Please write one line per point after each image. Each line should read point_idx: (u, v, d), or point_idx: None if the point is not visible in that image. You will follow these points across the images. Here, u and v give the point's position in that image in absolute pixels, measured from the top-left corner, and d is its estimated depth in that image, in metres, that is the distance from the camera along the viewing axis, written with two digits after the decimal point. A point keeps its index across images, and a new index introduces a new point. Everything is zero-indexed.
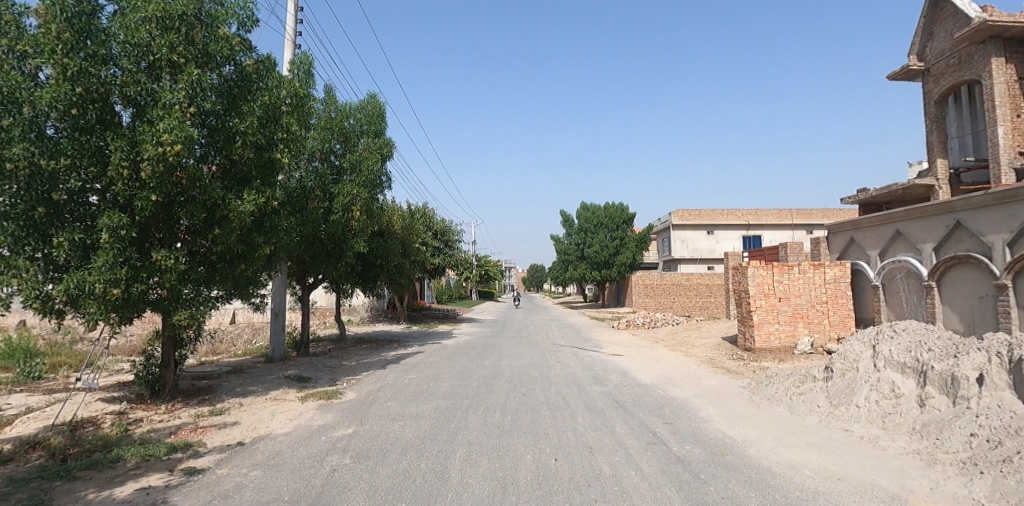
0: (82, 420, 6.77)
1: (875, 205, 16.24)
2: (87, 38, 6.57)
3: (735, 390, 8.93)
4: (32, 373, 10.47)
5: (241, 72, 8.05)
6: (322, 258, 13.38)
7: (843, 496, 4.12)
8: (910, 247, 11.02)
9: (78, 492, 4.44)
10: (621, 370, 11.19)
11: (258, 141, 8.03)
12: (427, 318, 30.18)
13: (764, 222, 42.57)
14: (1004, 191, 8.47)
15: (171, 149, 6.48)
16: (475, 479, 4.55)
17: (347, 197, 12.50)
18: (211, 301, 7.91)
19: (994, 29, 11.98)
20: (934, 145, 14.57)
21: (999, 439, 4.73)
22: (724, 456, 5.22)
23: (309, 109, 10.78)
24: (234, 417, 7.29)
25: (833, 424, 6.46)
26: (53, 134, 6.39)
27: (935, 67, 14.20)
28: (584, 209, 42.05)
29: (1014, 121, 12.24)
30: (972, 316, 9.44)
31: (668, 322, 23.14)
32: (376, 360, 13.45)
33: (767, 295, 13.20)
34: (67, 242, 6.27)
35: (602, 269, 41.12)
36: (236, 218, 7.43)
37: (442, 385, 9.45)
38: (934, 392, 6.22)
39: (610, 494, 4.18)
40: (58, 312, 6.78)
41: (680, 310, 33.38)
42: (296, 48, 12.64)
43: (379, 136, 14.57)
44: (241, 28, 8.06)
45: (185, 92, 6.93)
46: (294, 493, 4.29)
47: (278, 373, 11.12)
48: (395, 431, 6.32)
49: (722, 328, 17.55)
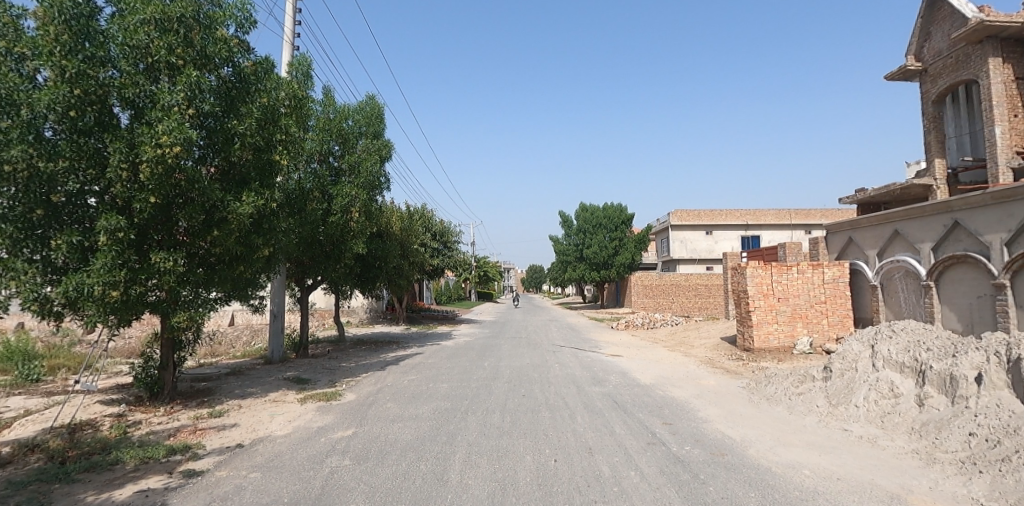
0: (82, 422, 6.76)
1: (873, 205, 16.28)
2: (85, 40, 6.57)
3: (734, 389, 8.95)
4: (31, 376, 10.46)
5: (240, 73, 8.07)
6: (321, 260, 13.37)
7: (843, 496, 4.12)
8: (909, 247, 11.04)
9: (77, 495, 4.44)
10: (620, 370, 11.19)
11: (257, 143, 8.03)
12: (427, 319, 30.18)
13: (763, 222, 42.61)
14: (1002, 191, 8.49)
15: (171, 150, 6.48)
16: (474, 480, 4.55)
17: (346, 198, 12.52)
18: (209, 302, 7.91)
19: (992, 29, 12.02)
20: (932, 145, 14.61)
21: (998, 438, 4.75)
22: (723, 456, 5.23)
23: (309, 110, 10.78)
24: (234, 418, 7.28)
25: (832, 424, 6.47)
26: (52, 136, 6.40)
27: (933, 67, 14.23)
28: (583, 209, 42.10)
29: (1011, 121, 12.28)
30: (971, 316, 9.46)
31: (667, 322, 23.17)
32: (375, 361, 13.44)
33: (766, 295, 13.22)
34: (65, 244, 6.27)
35: (602, 269, 41.15)
36: (235, 219, 7.43)
37: (441, 386, 9.45)
38: (933, 391, 6.23)
39: (610, 494, 4.19)
40: (57, 314, 6.76)
41: (679, 310, 33.39)
42: (295, 49, 12.64)
43: (379, 137, 14.58)
44: (239, 29, 8.07)
45: (184, 94, 6.93)
46: (294, 495, 4.29)
47: (277, 374, 11.11)
48: (395, 432, 6.32)
49: (721, 328, 17.57)
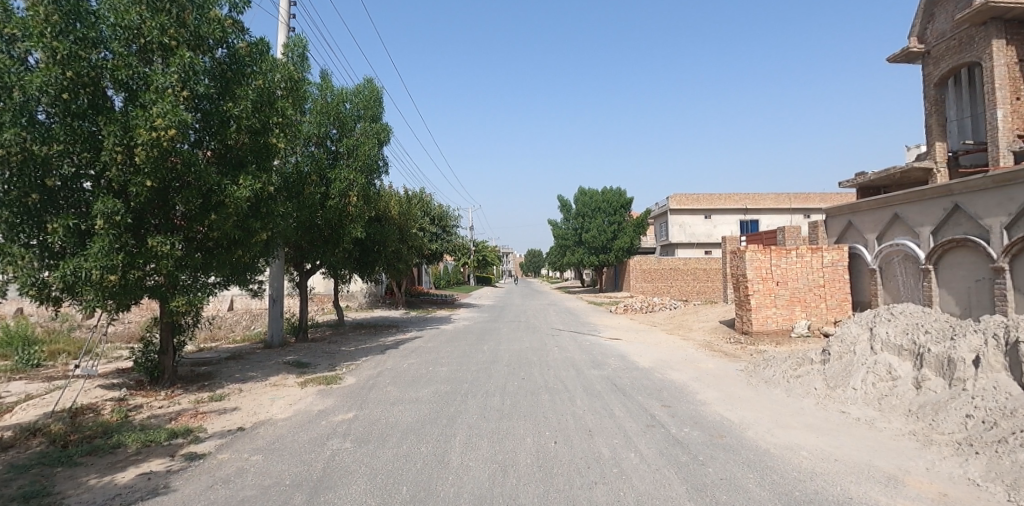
0: (82, 407, 6.79)
1: (873, 189, 16.24)
2: (76, 21, 6.42)
3: (731, 372, 9.01)
4: (31, 361, 10.44)
5: (234, 54, 7.94)
6: (319, 244, 13.26)
7: (840, 477, 4.16)
8: (908, 232, 11.01)
9: (80, 477, 4.46)
10: (619, 354, 11.24)
11: (253, 126, 7.91)
12: (426, 303, 30.29)
13: (761, 206, 42.65)
14: (1004, 174, 8.45)
15: (166, 133, 6.42)
16: (475, 462, 4.58)
17: (344, 182, 12.46)
18: (208, 287, 7.88)
19: (995, 11, 11.82)
20: (933, 128, 14.53)
21: (995, 420, 4.79)
22: (722, 438, 5.27)
23: (305, 92, 10.62)
24: (235, 402, 7.32)
25: (830, 406, 6.53)
26: (44, 119, 6.27)
27: (935, 49, 14.08)
28: (582, 194, 41.94)
29: (1013, 104, 12.18)
30: (969, 299, 9.49)
31: (665, 306, 23.22)
32: (375, 345, 13.46)
33: (765, 279, 13.21)
34: (61, 229, 6.20)
35: (601, 254, 41.07)
36: (232, 204, 7.36)
37: (440, 370, 9.47)
38: (931, 374, 6.27)
39: (610, 475, 4.23)
40: (55, 299, 6.69)
41: (677, 295, 33.33)
42: (290, 31, 12.45)
43: (377, 120, 14.47)
44: (233, 10, 7.90)
45: (179, 75, 6.84)
46: (295, 477, 4.33)
47: (276, 359, 11.13)
48: (395, 415, 6.37)
49: (719, 312, 17.60)
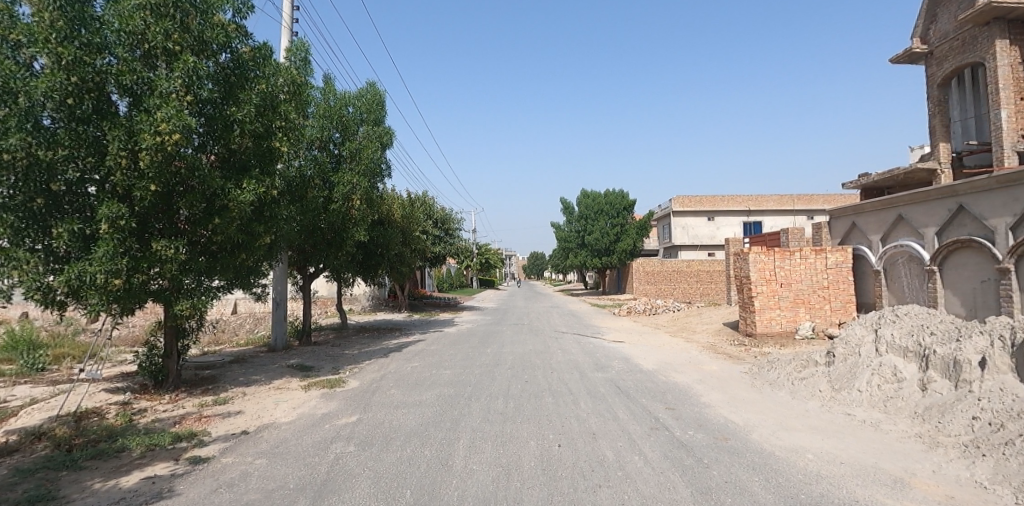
0: (87, 411, 6.81)
1: (877, 189, 16.18)
2: (80, 27, 6.47)
3: (735, 375, 8.98)
4: (36, 365, 10.48)
5: (237, 59, 7.98)
6: (322, 247, 13.29)
7: (846, 480, 4.14)
8: (913, 232, 10.96)
9: (85, 481, 4.47)
10: (622, 356, 11.20)
11: (256, 129, 7.94)
12: (429, 306, 30.29)
13: (764, 208, 42.54)
14: (1008, 174, 8.41)
15: (170, 137, 6.45)
16: (479, 466, 4.57)
17: (347, 186, 12.48)
18: (212, 290, 7.89)
19: (998, 11, 11.77)
20: (937, 129, 14.48)
21: (1001, 422, 4.75)
22: (726, 440, 5.25)
23: (308, 95, 10.64)
24: (238, 406, 7.32)
25: (835, 408, 6.50)
26: (50, 124, 6.31)
27: (939, 49, 14.03)
28: (584, 196, 41.92)
29: (1017, 104, 12.12)
30: (975, 300, 9.43)
31: (669, 309, 23.17)
32: (379, 348, 13.46)
33: (768, 281, 13.17)
34: (66, 233, 6.22)
35: (604, 256, 41.02)
36: (236, 208, 7.35)
37: (443, 373, 9.46)
38: (936, 375, 6.24)
39: (614, 478, 4.21)
40: (60, 303, 6.72)
41: (680, 296, 33.25)
42: (292, 35, 12.49)
43: (380, 124, 14.50)
44: (236, 15, 7.95)
45: (183, 80, 6.88)
46: (299, 480, 4.33)
47: (280, 362, 11.14)
48: (399, 418, 6.36)
49: (723, 314, 17.54)
